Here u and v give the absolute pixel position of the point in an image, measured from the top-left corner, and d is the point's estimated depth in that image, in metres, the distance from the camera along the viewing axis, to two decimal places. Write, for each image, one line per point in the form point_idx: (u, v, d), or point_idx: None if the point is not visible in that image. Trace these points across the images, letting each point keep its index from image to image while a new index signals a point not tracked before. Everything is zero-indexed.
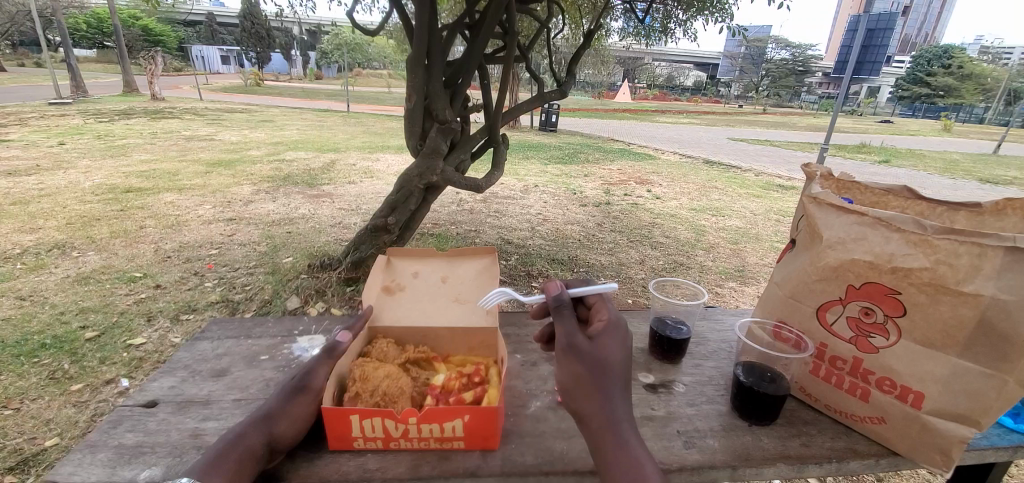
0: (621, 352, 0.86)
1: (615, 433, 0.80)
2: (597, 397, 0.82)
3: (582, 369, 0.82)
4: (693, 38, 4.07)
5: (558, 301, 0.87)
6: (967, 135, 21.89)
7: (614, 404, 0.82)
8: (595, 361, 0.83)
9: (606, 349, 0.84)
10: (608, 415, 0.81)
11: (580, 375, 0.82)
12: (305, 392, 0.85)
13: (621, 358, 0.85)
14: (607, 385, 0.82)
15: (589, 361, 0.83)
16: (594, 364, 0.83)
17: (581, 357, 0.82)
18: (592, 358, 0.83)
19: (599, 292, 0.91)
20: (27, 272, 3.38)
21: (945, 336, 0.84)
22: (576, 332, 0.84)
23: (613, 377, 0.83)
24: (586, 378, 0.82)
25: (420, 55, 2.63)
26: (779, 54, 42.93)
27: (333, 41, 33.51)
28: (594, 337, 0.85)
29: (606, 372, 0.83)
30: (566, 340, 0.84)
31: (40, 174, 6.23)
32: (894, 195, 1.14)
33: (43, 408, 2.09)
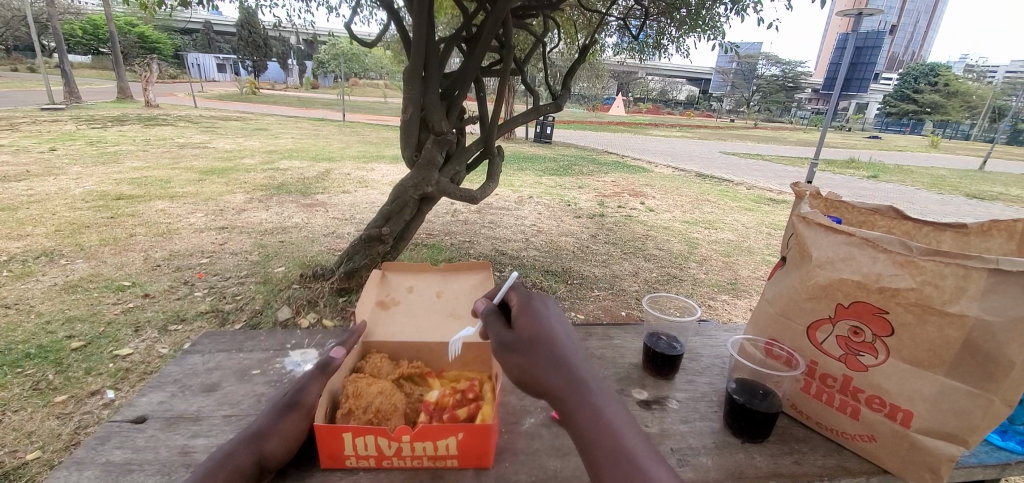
0: (544, 321, 0.84)
1: (575, 397, 0.76)
2: (540, 372, 0.79)
3: (519, 356, 0.81)
4: (686, 54, 4.15)
5: (479, 312, 0.90)
6: (952, 151, 22.37)
7: (560, 371, 0.79)
8: (524, 342, 0.82)
9: (528, 327, 0.83)
10: (560, 382, 0.77)
11: (524, 364, 0.80)
12: (297, 408, 0.84)
13: (545, 326, 0.84)
14: (543, 358, 0.80)
15: (518, 345, 0.82)
16: (527, 344, 0.81)
17: (510, 346, 0.82)
18: (520, 343, 0.82)
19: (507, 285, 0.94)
20: (13, 279, 3.32)
21: (933, 356, 0.85)
22: (498, 329, 0.85)
23: (547, 346, 0.81)
24: (526, 363, 0.80)
25: (418, 67, 2.66)
26: (769, 71, 43.77)
27: (330, 51, 33.72)
28: (515, 323, 0.85)
29: (538, 345, 0.81)
30: (497, 340, 0.85)
31: (30, 179, 6.16)
32: (881, 214, 1.16)
33: (25, 420, 2.04)
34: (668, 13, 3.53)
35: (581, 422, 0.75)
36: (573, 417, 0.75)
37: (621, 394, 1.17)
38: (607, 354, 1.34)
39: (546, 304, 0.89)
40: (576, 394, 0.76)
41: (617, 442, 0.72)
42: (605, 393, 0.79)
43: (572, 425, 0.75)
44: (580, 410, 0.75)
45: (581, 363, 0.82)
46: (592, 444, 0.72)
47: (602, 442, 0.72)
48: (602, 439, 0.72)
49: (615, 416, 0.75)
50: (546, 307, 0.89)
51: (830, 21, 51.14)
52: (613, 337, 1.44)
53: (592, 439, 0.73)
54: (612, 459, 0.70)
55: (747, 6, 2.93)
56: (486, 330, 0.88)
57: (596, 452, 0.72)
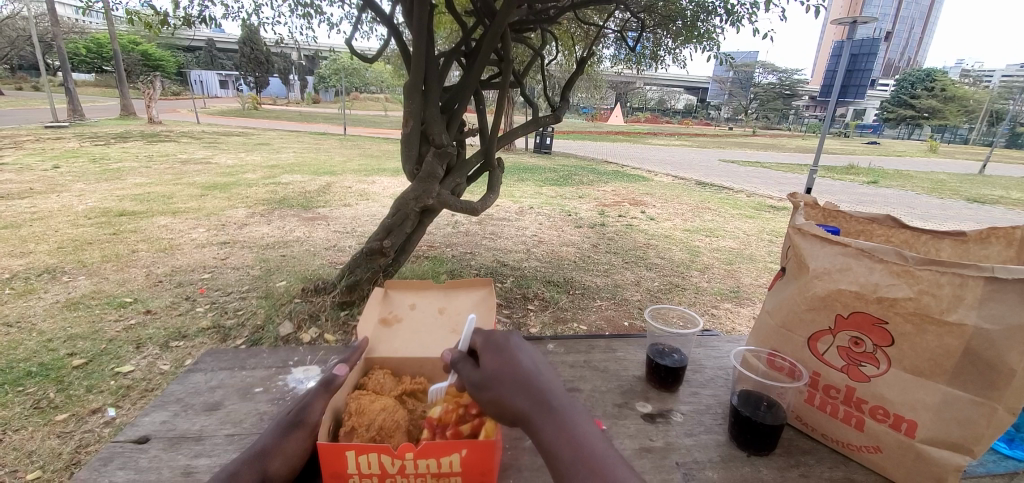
0: (510, 353, 0.84)
1: (541, 418, 0.75)
2: (506, 402, 0.78)
3: (487, 394, 0.80)
4: (683, 65, 4.18)
5: (449, 360, 0.90)
6: (952, 156, 22.36)
7: (523, 395, 0.77)
8: (488, 378, 0.82)
9: (493, 362, 0.83)
10: (525, 409, 0.76)
11: (493, 397, 0.80)
12: (299, 427, 0.83)
13: (508, 357, 0.83)
14: (507, 389, 0.79)
15: (485, 383, 0.82)
16: (492, 381, 0.81)
17: (477, 384, 0.82)
18: (486, 379, 0.82)
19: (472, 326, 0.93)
20: (15, 297, 3.33)
21: (934, 365, 0.85)
22: (467, 372, 0.85)
23: (509, 377, 0.80)
24: (494, 398, 0.80)
25: (418, 82, 2.70)
26: (766, 79, 44.12)
27: (331, 66, 34.16)
28: (481, 360, 0.85)
29: (503, 376, 0.80)
30: (468, 381, 0.85)
31: (33, 197, 6.21)
32: (878, 223, 1.16)
33: (26, 439, 2.03)
34: (664, 25, 3.57)
35: (549, 438, 0.73)
36: (540, 439, 0.73)
37: (625, 408, 1.16)
38: (611, 366, 1.34)
39: (510, 336, 0.88)
40: (541, 414, 0.75)
41: (587, 457, 0.70)
42: (575, 409, 0.77)
43: (542, 446, 0.73)
44: (547, 429, 0.73)
45: (550, 384, 0.80)
46: (560, 461, 0.70)
47: (571, 456, 0.70)
48: (571, 454, 0.70)
49: (583, 429, 0.73)
50: (511, 336, 0.88)
51: (825, 28, 51.60)
52: (616, 349, 1.44)
53: (561, 456, 0.71)
54: (579, 472, 0.68)
55: (742, 17, 2.97)
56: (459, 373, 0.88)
57: (565, 468, 0.69)
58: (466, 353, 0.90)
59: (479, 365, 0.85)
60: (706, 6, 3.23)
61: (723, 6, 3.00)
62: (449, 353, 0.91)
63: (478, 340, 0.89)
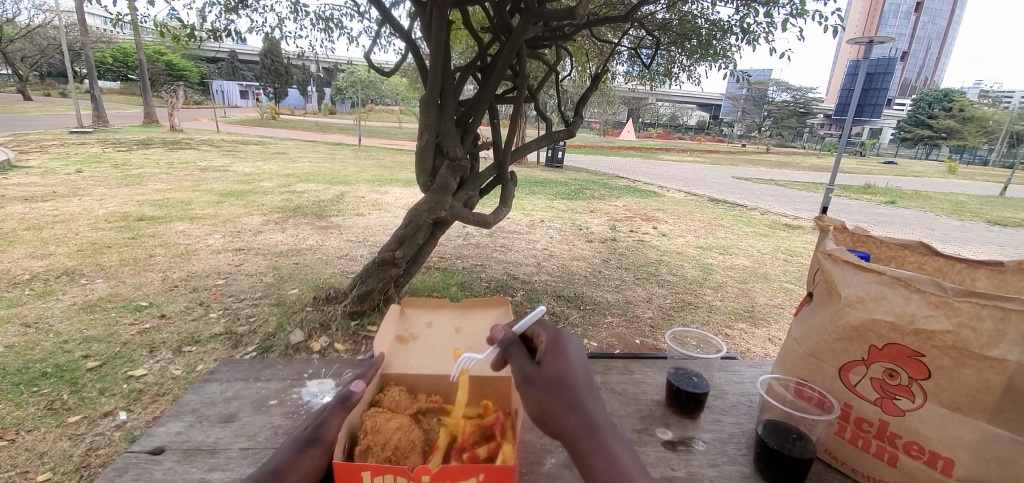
0: (570, 361, 0.84)
1: (588, 438, 0.75)
2: (559, 415, 0.77)
3: (541, 394, 0.79)
4: (696, 82, 4.19)
5: (501, 343, 0.88)
6: (971, 177, 21.91)
7: (578, 413, 0.77)
8: (546, 380, 0.80)
9: (554, 364, 0.82)
10: (575, 423, 0.77)
11: (545, 403, 0.79)
12: (316, 444, 0.81)
13: (570, 367, 0.83)
14: (562, 398, 0.78)
15: (542, 383, 0.80)
16: (545, 384, 0.80)
17: (536, 382, 0.80)
18: (544, 381, 0.80)
19: (532, 318, 0.92)
20: (35, 298, 3.40)
21: (972, 401, 0.81)
22: (525, 364, 0.83)
23: (563, 386, 0.80)
24: (546, 401, 0.79)
25: (434, 95, 2.74)
26: (780, 97, 43.97)
27: (348, 79, 34.94)
28: (540, 359, 0.84)
29: (559, 385, 0.80)
30: (520, 372, 0.83)
31: (56, 200, 6.38)
32: (910, 250, 1.13)
33: (38, 440, 2.05)
34: (679, 43, 3.59)
35: (594, 461, 0.74)
36: (585, 458, 0.74)
37: (645, 434, 1.14)
38: (628, 389, 1.31)
39: (571, 344, 0.88)
40: (591, 434, 0.76)
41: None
42: (619, 437, 0.78)
43: (586, 468, 0.74)
44: (593, 451, 0.74)
45: (597, 406, 0.81)
46: None
47: None
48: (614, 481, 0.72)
49: (629, 460, 0.74)
50: (571, 345, 0.88)
51: (840, 47, 51.43)
52: (634, 371, 1.41)
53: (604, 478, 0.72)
54: None
55: (758, 37, 2.98)
56: (508, 361, 0.86)
57: None
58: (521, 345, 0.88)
59: (536, 362, 0.84)
60: (721, 25, 3.24)
61: (739, 25, 3.02)
62: (502, 332, 0.89)
63: (541, 336, 0.88)
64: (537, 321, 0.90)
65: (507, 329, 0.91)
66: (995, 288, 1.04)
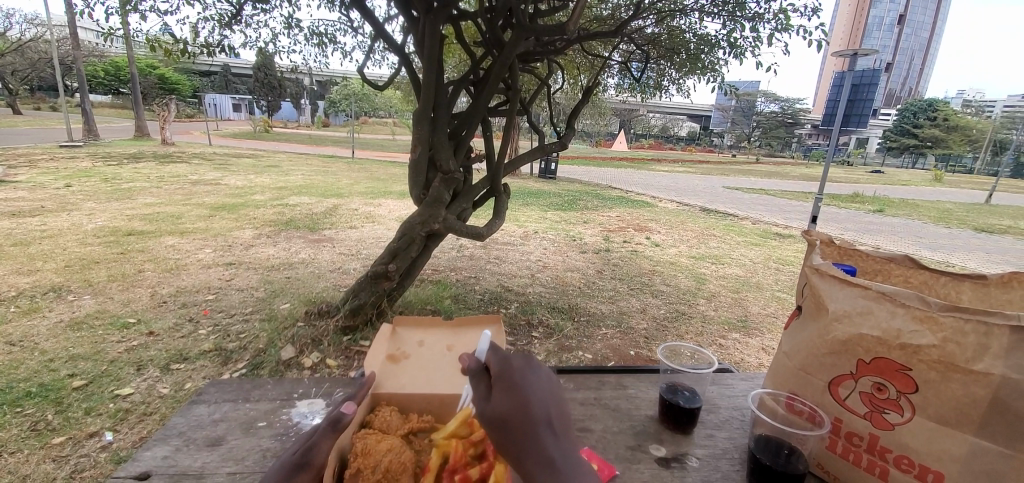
0: (521, 392, 0.76)
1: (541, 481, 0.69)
2: (513, 455, 0.72)
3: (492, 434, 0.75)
4: (687, 94, 4.27)
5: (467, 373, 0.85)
6: (956, 185, 22.36)
7: (532, 454, 0.72)
8: (492, 418, 0.75)
9: (502, 400, 0.75)
10: (527, 464, 0.71)
11: (499, 443, 0.74)
12: (306, 469, 0.78)
13: (520, 400, 0.75)
14: (512, 438, 0.73)
15: (493, 423, 0.74)
16: (494, 423, 0.75)
17: (487, 423, 0.75)
18: (495, 419, 0.75)
19: (487, 344, 0.85)
20: (20, 316, 3.34)
21: (958, 414, 0.82)
22: (478, 399, 0.79)
23: (509, 425, 0.74)
24: (499, 440, 0.74)
25: (427, 108, 2.76)
26: (769, 108, 44.79)
27: (342, 92, 35.07)
28: (492, 393, 0.78)
29: (508, 422, 0.74)
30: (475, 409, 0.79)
31: (44, 215, 6.30)
32: (897, 263, 1.15)
33: (20, 463, 1.99)
34: (668, 57, 3.66)
35: None
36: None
37: (638, 451, 1.13)
38: (622, 405, 1.31)
39: (526, 369, 0.80)
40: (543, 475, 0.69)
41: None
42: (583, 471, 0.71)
43: None
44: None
45: (559, 439, 0.74)
46: None
47: None
48: None
49: None
50: (528, 370, 0.80)
51: (825, 60, 52.65)
52: (627, 386, 1.41)
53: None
54: None
55: (744, 51, 3.04)
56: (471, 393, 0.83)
57: None
58: (479, 376, 0.82)
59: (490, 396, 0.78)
60: (709, 40, 3.31)
61: (726, 39, 3.08)
62: (465, 361, 0.86)
63: (494, 366, 0.81)
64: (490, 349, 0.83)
65: (470, 358, 0.86)
66: (978, 301, 1.06)
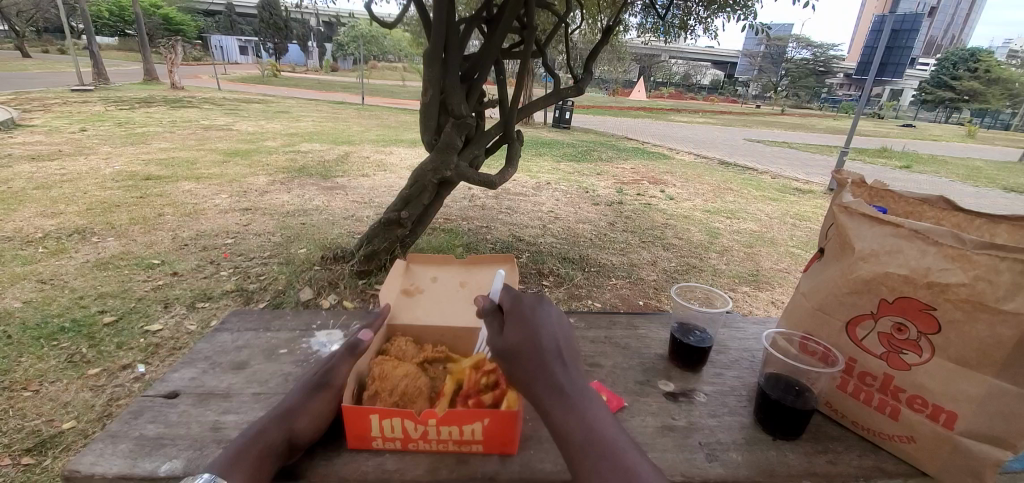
0: (533, 327, 0.82)
1: (550, 405, 0.77)
2: (523, 383, 0.79)
3: (503, 362, 0.82)
4: (713, 36, 4.02)
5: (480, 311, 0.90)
6: (991, 142, 21.27)
7: (541, 382, 0.78)
8: (505, 349, 0.81)
9: (515, 333, 0.81)
10: (535, 389, 0.78)
11: (510, 372, 0.81)
12: (327, 389, 0.87)
13: (532, 334, 0.81)
14: (522, 366, 0.80)
15: (506, 353, 0.81)
16: (510, 352, 0.81)
17: (500, 353, 0.81)
18: (508, 350, 0.81)
19: (501, 285, 0.90)
20: (49, 256, 3.46)
21: (981, 355, 0.81)
22: (491, 334, 0.85)
23: (520, 357, 0.80)
24: (511, 369, 0.81)
25: (439, 49, 2.64)
26: (799, 54, 42.12)
27: (350, 34, 33.70)
28: (505, 327, 0.84)
29: (521, 351, 0.80)
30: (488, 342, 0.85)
31: (63, 159, 6.38)
32: (929, 205, 1.10)
33: (62, 391, 2.14)
34: None
35: (561, 423, 0.75)
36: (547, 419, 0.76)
37: (647, 385, 1.16)
38: (633, 344, 1.33)
39: (538, 307, 0.86)
40: (553, 398, 0.77)
41: (587, 441, 0.73)
42: (589, 397, 0.78)
43: (554, 429, 0.76)
44: (554, 413, 0.76)
45: (567, 369, 0.81)
46: (572, 446, 0.74)
47: (582, 440, 0.73)
48: (582, 437, 0.73)
49: (597, 420, 0.75)
50: (538, 308, 0.87)
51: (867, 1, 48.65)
52: (638, 326, 1.42)
53: (568, 437, 0.74)
54: (592, 456, 0.72)
55: None
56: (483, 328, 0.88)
57: (576, 451, 0.73)
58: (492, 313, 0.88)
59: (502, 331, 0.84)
60: None
61: None
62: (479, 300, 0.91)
63: (507, 304, 0.87)
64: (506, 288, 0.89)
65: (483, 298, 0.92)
66: None
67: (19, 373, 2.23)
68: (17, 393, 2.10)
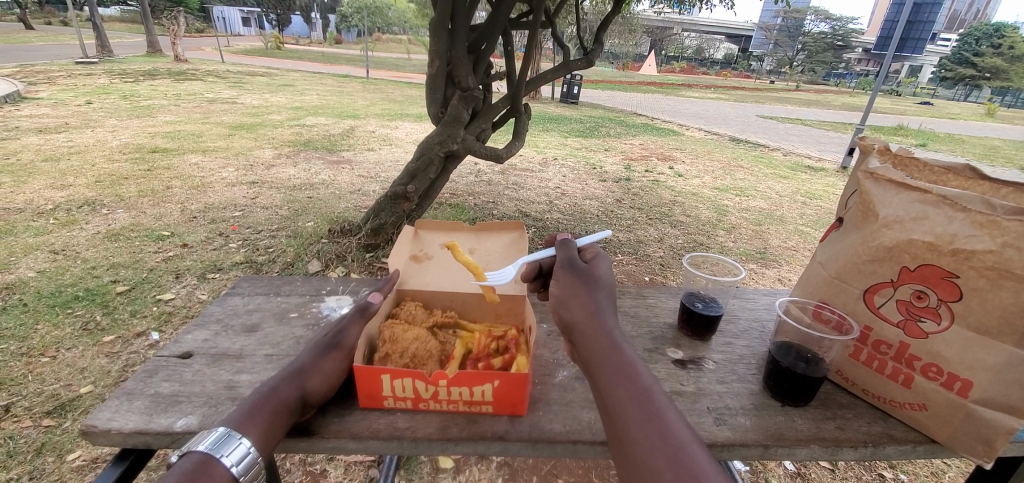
0: (603, 275, 0.94)
1: (603, 329, 0.83)
2: (580, 304, 0.88)
3: (576, 281, 0.92)
4: (729, 7, 3.92)
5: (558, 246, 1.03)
6: (1013, 121, 20.65)
7: (595, 311, 0.86)
8: (579, 275, 0.93)
9: (590, 271, 0.94)
10: (591, 315, 0.86)
11: (570, 292, 0.90)
12: (338, 349, 0.88)
13: (602, 278, 0.93)
14: (591, 293, 0.90)
15: (578, 278, 0.93)
16: (585, 279, 0.93)
17: (574, 276, 0.93)
18: (581, 277, 0.93)
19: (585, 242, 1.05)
20: (61, 227, 3.50)
21: (1002, 324, 0.80)
22: (567, 260, 0.96)
23: (590, 285, 0.92)
24: (574, 290, 0.91)
25: (445, 18, 2.57)
26: (818, 27, 40.60)
27: (353, 4, 32.87)
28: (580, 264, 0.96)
29: (593, 282, 0.92)
30: (560, 266, 0.96)
31: (70, 132, 6.38)
32: (955, 173, 1.05)
33: (78, 356, 2.19)
34: None
35: (601, 347, 0.81)
36: (595, 338, 0.82)
37: (655, 353, 1.16)
38: (641, 313, 1.33)
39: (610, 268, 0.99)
40: (606, 329, 0.83)
41: (627, 370, 0.76)
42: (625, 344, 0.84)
43: (594, 350, 0.81)
44: (596, 335, 0.83)
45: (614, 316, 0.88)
46: (607, 367, 0.77)
47: (617, 363, 0.78)
48: (618, 362, 0.78)
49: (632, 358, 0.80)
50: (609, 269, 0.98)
51: None
52: (647, 296, 1.42)
53: (605, 359, 0.79)
54: (623, 379, 0.75)
55: None
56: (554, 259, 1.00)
57: (608, 372, 0.77)
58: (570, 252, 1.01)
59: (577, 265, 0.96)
60: None
61: None
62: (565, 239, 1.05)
63: (588, 252, 1.01)
64: (595, 244, 1.03)
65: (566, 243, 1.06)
66: None
67: (37, 339, 2.29)
68: (35, 359, 2.16)
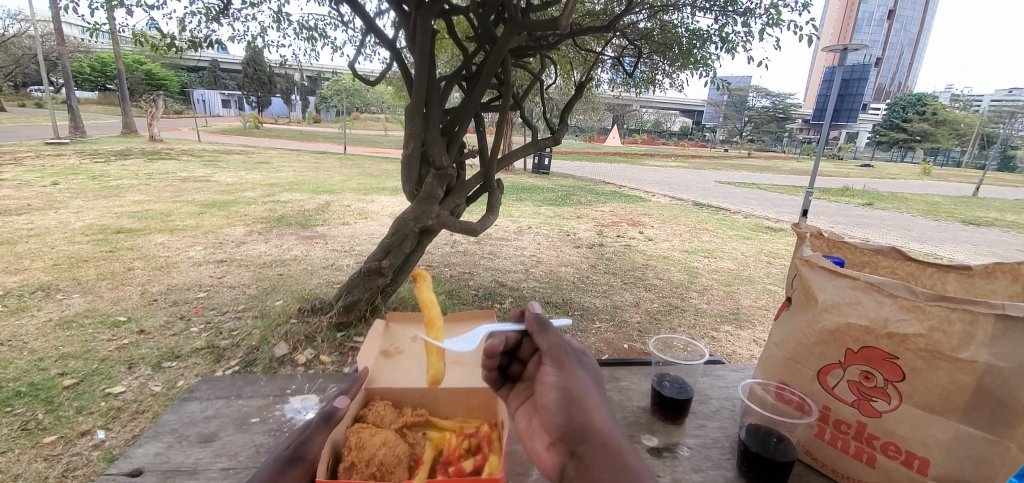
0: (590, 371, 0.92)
1: (619, 442, 0.79)
2: (588, 406, 0.84)
3: (578, 379, 0.87)
4: (678, 90, 4.40)
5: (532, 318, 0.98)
6: (945, 179, 22.60)
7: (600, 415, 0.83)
8: (573, 371, 0.89)
9: (581, 365, 0.91)
10: (602, 422, 0.82)
11: (573, 394, 0.85)
12: (298, 461, 0.80)
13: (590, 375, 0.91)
14: (595, 396, 0.86)
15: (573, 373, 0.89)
16: (583, 374, 0.90)
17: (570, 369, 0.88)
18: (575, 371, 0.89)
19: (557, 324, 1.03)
20: (7, 315, 3.28)
21: (944, 401, 0.85)
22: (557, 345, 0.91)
23: (587, 381, 0.89)
24: (575, 392, 0.86)
25: (419, 104, 2.76)
26: (761, 102, 44.94)
27: (332, 87, 34.50)
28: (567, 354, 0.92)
29: (592, 380, 0.89)
30: (553, 353, 0.90)
31: (30, 214, 6.17)
32: (883, 255, 1.20)
33: (11, 462, 1.96)
34: (661, 52, 3.84)
35: (618, 465, 0.76)
36: (613, 456, 0.77)
37: (631, 441, 1.14)
38: (616, 397, 1.32)
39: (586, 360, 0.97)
40: (621, 442, 0.80)
41: None
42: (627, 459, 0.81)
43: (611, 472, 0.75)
44: (608, 449, 0.78)
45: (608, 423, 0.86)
46: None
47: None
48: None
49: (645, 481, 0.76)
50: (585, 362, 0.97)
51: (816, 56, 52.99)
52: (619, 379, 1.42)
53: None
54: None
55: (735, 46, 3.41)
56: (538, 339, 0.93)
57: None
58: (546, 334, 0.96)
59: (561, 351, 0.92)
60: (701, 35, 3.53)
61: (718, 34, 3.44)
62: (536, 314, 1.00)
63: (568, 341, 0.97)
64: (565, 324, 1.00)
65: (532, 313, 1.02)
66: (963, 291, 1.11)
67: None
68: None
